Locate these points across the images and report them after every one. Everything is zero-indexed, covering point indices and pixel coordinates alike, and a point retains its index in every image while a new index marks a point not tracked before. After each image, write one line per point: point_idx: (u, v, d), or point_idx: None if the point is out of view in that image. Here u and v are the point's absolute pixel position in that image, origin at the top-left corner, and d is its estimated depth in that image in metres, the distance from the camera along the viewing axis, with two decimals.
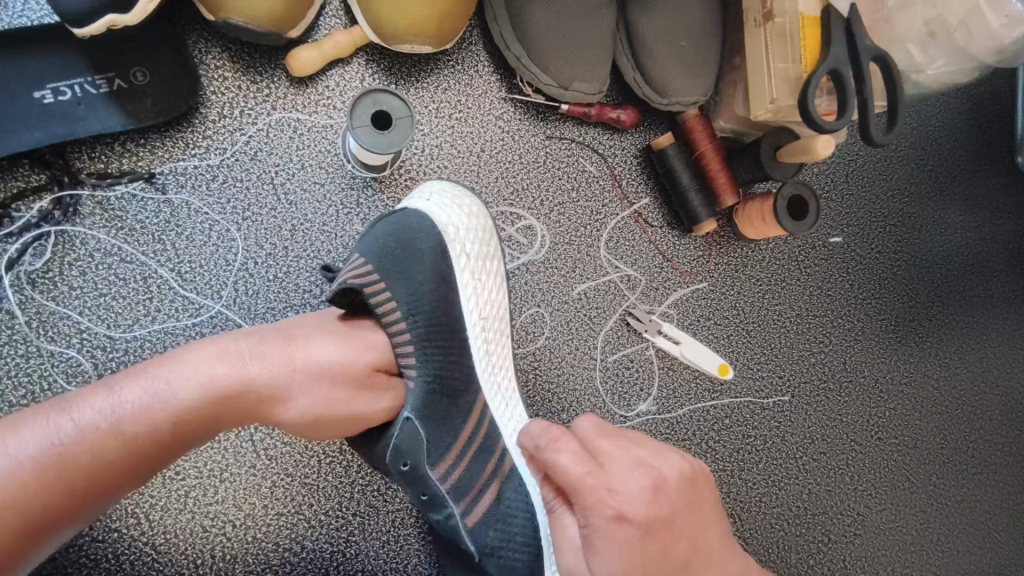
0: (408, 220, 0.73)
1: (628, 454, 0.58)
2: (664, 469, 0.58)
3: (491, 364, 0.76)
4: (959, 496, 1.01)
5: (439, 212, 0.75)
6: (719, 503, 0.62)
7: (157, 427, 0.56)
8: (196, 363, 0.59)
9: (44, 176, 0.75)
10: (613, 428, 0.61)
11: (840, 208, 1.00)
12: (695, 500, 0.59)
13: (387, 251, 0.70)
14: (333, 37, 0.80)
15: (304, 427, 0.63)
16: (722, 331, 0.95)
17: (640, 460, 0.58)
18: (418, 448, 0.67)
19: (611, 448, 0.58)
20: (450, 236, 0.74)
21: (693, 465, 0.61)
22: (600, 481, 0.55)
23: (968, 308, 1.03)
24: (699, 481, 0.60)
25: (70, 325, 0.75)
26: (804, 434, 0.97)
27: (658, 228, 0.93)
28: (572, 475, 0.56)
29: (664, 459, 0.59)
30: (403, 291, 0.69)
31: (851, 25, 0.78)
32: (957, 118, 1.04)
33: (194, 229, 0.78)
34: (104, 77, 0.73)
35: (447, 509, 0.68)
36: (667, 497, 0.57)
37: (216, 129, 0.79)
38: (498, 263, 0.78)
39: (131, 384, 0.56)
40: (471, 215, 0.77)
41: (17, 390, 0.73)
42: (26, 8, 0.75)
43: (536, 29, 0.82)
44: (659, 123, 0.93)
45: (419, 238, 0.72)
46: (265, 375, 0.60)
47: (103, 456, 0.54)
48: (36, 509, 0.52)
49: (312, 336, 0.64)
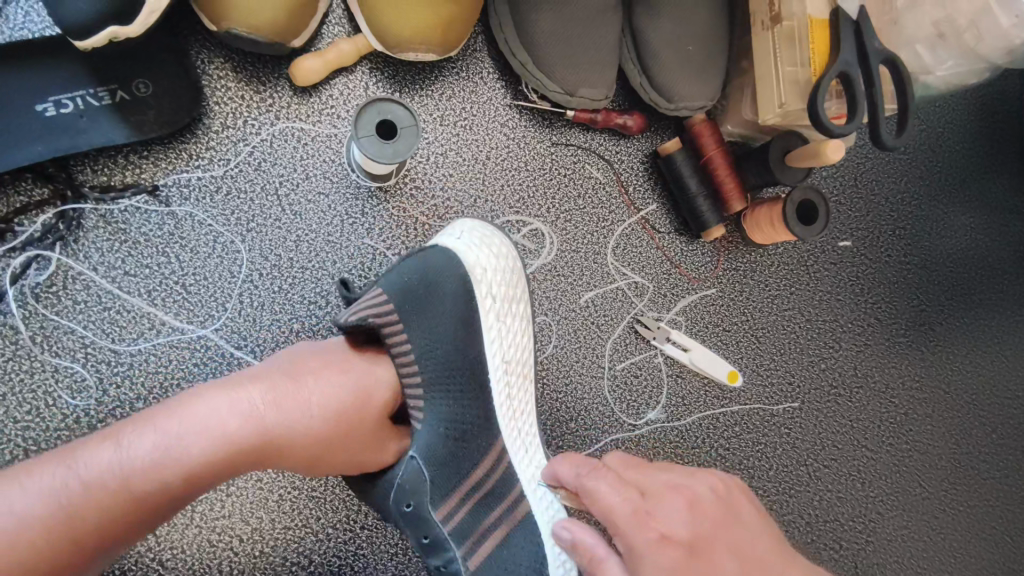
0: (434, 260, 0.72)
1: (662, 478, 0.60)
2: (700, 488, 0.60)
3: (514, 406, 0.75)
4: (971, 501, 1.00)
5: (466, 253, 0.73)
6: (769, 520, 0.62)
7: (165, 480, 0.56)
8: (201, 412, 0.58)
9: (47, 190, 0.74)
10: (645, 459, 0.64)
11: (849, 211, 0.99)
12: (738, 516, 0.59)
13: (412, 292, 0.70)
14: (336, 46, 0.79)
15: (313, 468, 0.65)
16: (731, 337, 0.94)
17: (670, 483, 0.60)
18: (422, 489, 0.67)
19: (645, 475, 0.61)
20: (477, 277, 0.73)
21: (731, 486, 0.62)
22: (637, 505, 0.57)
23: (978, 310, 1.02)
24: (738, 498, 0.61)
25: (74, 340, 0.74)
26: (814, 440, 0.96)
27: (666, 234, 0.92)
28: (607, 500, 0.58)
29: (698, 480, 0.61)
30: (425, 333, 0.70)
31: (862, 28, 0.77)
32: (966, 118, 1.02)
33: (198, 242, 0.78)
34: (106, 89, 0.73)
35: (449, 553, 0.67)
36: (703, 513, 0.57)
37: (219, 140, 0.78)
38: (523, 305, 0.77)
39: (139, 433, 0.56)
40: (496, 254, 0.75)
41: (21, 406, 0.72)
42: (27, 20, 0.74)
43: (541, 35, 0.81)
44: (665, 128, 0.93)
45: (444, 279, 0.72)
46: (277, 419, 0.61)
47: (114, 511, 0.54)
48: (46, 566, 0.52)
49: (320, 374, 0.65)
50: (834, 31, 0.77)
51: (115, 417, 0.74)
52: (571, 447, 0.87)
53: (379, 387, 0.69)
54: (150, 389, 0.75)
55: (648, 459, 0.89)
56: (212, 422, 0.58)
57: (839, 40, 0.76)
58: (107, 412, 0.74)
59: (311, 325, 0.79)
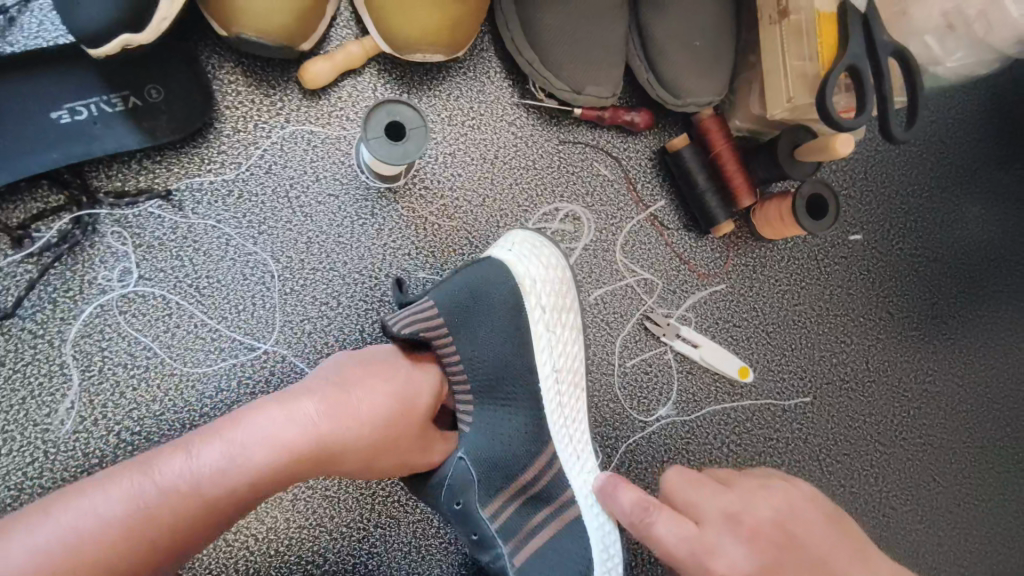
0: (488, 271, 0.73)
1: (720, 505, 0.63)
2: (756, 513, 0.62)
3: (563, 416, 0.75)
4: (985, 495, 0.99)
5: (517, 262, 0.75)
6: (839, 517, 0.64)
7: (233, 487, 0.58)
8: (264, 423, 0.60)
9: (63, 196, 0.75)
10: (702, 477, 0.66)
11: (859, 205, 0.98)
12: (803, 530, 0.61)
13: (462, 305, 0.71)
14: (345, 48, 0.80)
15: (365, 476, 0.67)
16: (741, 333, 0.94)
17: (728, 510, 0.62)
18: (470, 488, 0.71)
19: (702, 500, 0.64)
20: (528, 289, 0.74)
21: (794, 497, 0.64)
22: (699, 545, 0.61)
23: (992, 303, 1.02)
24: (801, 508, 0.63)
25: (91, 343, 0.75)
26: (826, 436, 0.95)
27: (674, 230, 0.92)
28: (667, 545, 0.63)
29: (759, 502, 0.63)
30: (474, 346, 0.72)
31: (870, 21, 0.77)
32: (979, 109, 1.02)
33: (211, 245, 0.78)
34: (119, 95, 0.74)
35: (496, 550, 0.71)
36: (764, 540, 0.60)
37: (230, 143, 0.79)
38: (574, 315, 0.77)
39: (210, 443, 0.58)
40: (546, 266, 0.75)
41: (41, 409, 0.73)
42: (40, 29, 0.75)
43: (548, 34, 0.82)
44: (673, 124, 0.93)
45: (495, 292, 0.73)
46: (335, 428, 0.63)
47: (188, 519, 0.56)
48: (128, 567, 0.54)
49: (371, 381, 0.67)
50: (842, 25, 0.76)
51: (132, 418, 0.75)
52: None
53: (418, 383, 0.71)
54: (166, 391, 0.76)
55: (659, 454, 0.90)
56: (276, 432, 0.60)
57: (846, 33, 0.76)
58: (125, 414, 0.75)
59: (323, 326, 0.80)
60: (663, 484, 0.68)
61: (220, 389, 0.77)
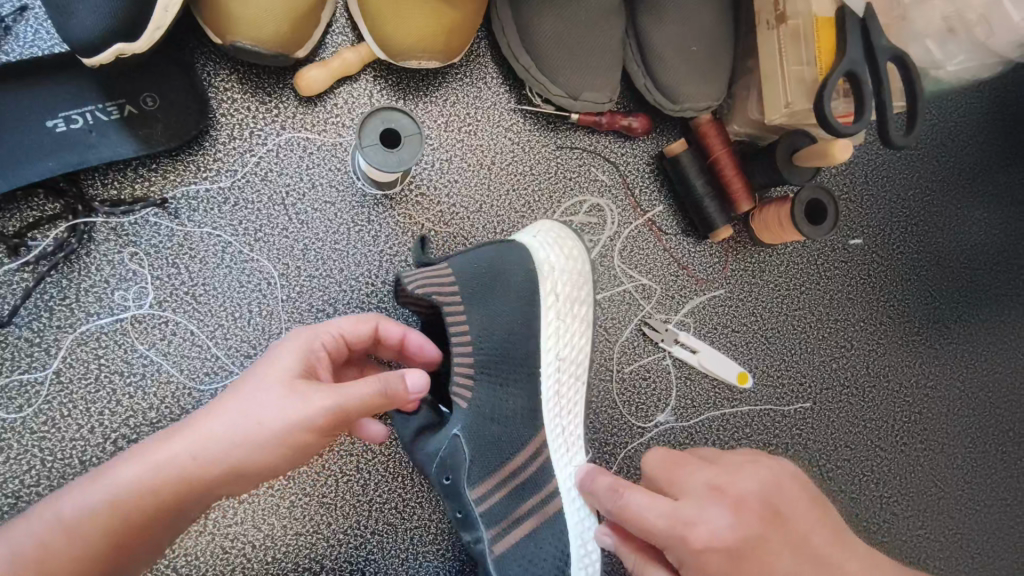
0: (508, 253, 0.75)
1: (697, 481, 0.64)
2: (740, 485, 0.64)
3: (560, 406, 0.75)
4: (987, 501, 0.99)
5: (537, 247, 0.76)
6: (812, 494, 0.66)
7: (93, 507, 0.57)
8: (140, 447, 0.60)
9: (59, 205, 0.75)
10: (683, 458, 0.67)
11: (860, 209, 0.98)
12: (786, 505, 0.63)
13: (477, 274, 0.72)
14: (340, 55, 0.79)
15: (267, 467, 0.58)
16: (740, 338, 0.93)
17: (711, 484, 0.64)
18: (461, 467, 0.70)
19: (684, 477, 0.65)
20: (545, 272, 0.75)
21: (770, 469, 0.66)
22: (679, 518, 0.61)
23: (994, 307, 1.01)
24: (785, 484, 0.65)
25: (86, 351, 0.75)
26: (825, 441, 0.95)
27: (673, 235, 0.92)
28: (644, 521, 0.62)
29: (737, 476, 0.65)
30: (485, 316, 0.72)
31: (868, 25, 0.76)
32: (980, 112, 1.01)
33: (207, 253, 0.79)
34: (115, 104, 0.74)
35: (477, 532, 0.71)
36: (749, 511, 0.62)
37: (226, 151, 0.79)
38: (587, 307, 0.77)
39: (91, 476, 0.59)
40: (567, 254, 0.76)
41: (37, 417, 0.73)
42: (37, 38, 0.75)
43: (545, 40, 0.82)
44: (671, 129, 0.92)
45: (511, 269, 0.74)
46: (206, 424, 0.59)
47: (55, 544, 0.56)
48: None
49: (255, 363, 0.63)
50: (840, 30, 0.76)
51: (127, 427, 0.75)
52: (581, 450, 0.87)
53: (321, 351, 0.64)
54: (162, 398, 0.76)
55: None
56: (143, 449, 0.59)
57: (844, 39, 0.75)
58: (120, 422, 0.75)
59: None
60: (642, 467, 0.68)
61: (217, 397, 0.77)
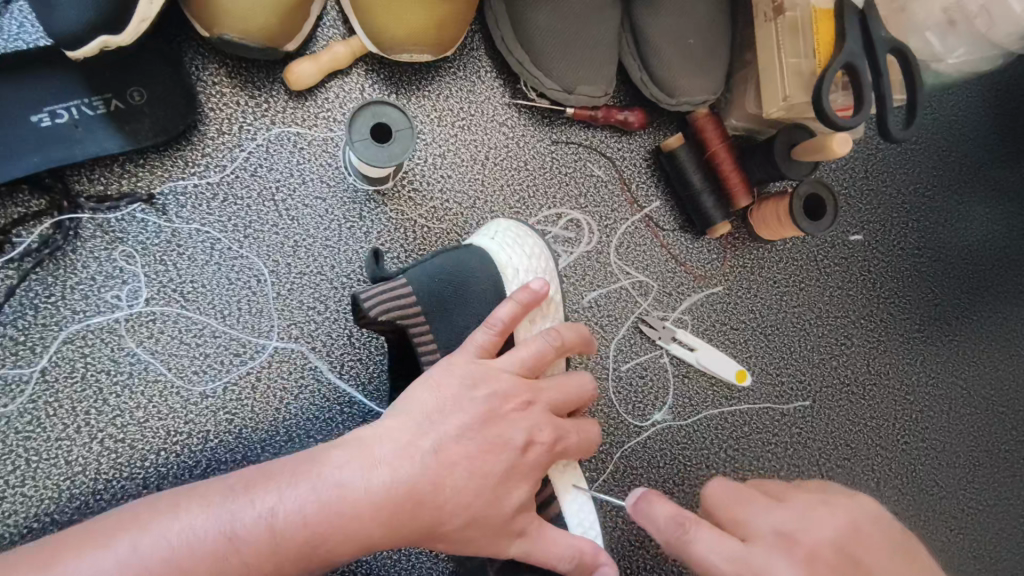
0: (468, 258, 0.73)
1: (764, 524, 0.59)
2: (814, 531, 0.58)
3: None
4: (991, 500, 0.97)
5: (498, 250, 0.75)
6: (893, 539, 0.59)
7: (223, 564, 0.54)
8: (267, 494, 0.56)
9: (44, 201, 0.74)
10: (750, 492, 0.62)
11: (859, 205, 0.97)
12: (863, 551, 0.57)
13: (440, 291, 0.71)
14: (330, 48, 0.78)
15: (463, 528, 0.60)
16: (739, 336, 0.92)
17: (781, 527, 0.58)
18: None
19: (752, 516, 0.60)
20: (508, 277, 0.74)
21: (845, 513, 0.60)
22: (745, 563, 0.56)
23: (997, 304, 0.99)
24: (863, 526, 0.59)
25: (72, 350, 0.74)
26: (826, 439, 0.94)
27: (670, 232, 0.91)
28: (708, 563, 0.57)
29: (810, 521, 0.59)
30: (452, 331, 0.71)
31: (868, 17, 0.75)
32: (980, 107, 1.00)
33: (196, 250, 0.77)
34: (101, 98, 0.73)
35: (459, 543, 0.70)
36: (823, 561, 0.56)
37: (215, 146, 0.78)
38: (556, 307, 0.76)
39: (204, 508, 0.55)
40: (530, 254, 0.76)
41: (23, 417, 0.72)
42: (21, 31, 0.74)
43: (538, 33, 0.80)
44: (668, 123, 0.91)
45: (474, 279, 0.72)
46: (398, 463, 0.58)
47: None
48: None
49: (446, 387, 0.62)
50: (838, 22, 0.74)
51: (115, 426, 0.74)
52: None
53: (510, 383, 0.64)
54: (150, 397, 0.75)
55: (654, 460, 0.88)
56: (276, 504, 0.56)
57: (841, 32, 0.74)
58: (107, 422, 0.74)
59: (311, 331, 0.79)
60: (705, 498, 0.63)
61: (207, 396, 0.76)
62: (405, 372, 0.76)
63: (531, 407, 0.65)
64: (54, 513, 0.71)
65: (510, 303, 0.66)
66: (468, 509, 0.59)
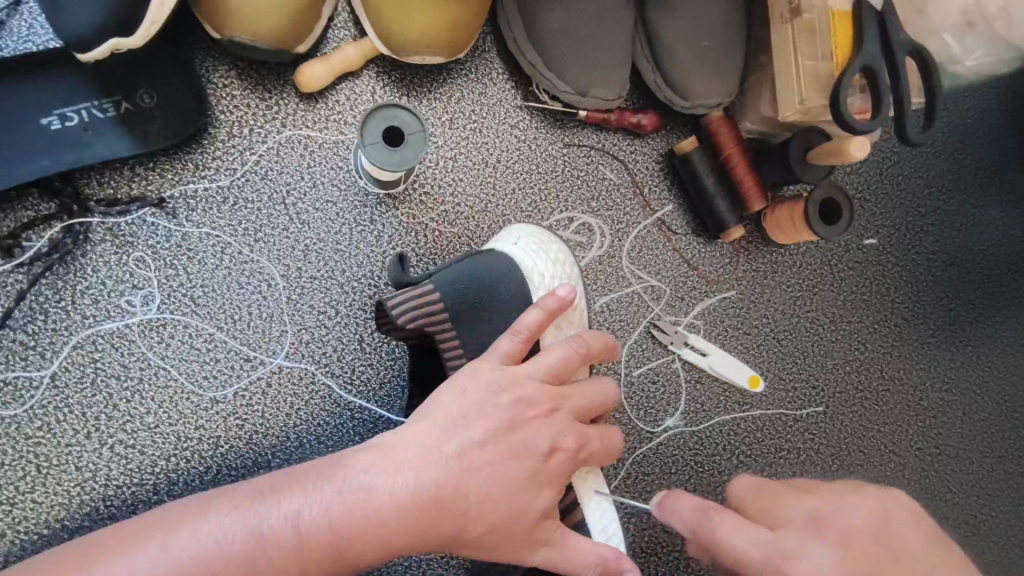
0: (494, 264, 0.72)
1: (794, 513, 0.58)
2: (846, 518, 0.57)
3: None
4: (1005, 507, 0.96)
5: (524, 255, 0.74)
6: (925, 527, 0.58)
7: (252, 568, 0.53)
8: (295, 497, 0.56)
9: (54, 204, 0.74)
10: (776, 483, 0.62)
11: (874, 208, 0.95)
12: (897, 537, 0.56)
13: (467, 296, 0.70)
14: (342, 50, 0.78)
15: (488, 534, 0.59)
16: (752, 341, 0.91)
17: (811, 514, 0.58)
18: None
19: (780, 505, 0.59)
20: (534, 282, 0.73)
21: (876, 498, 0.59)
22: (776, 550, 0.55)
23: (1012, 309, 0.98)
24: (895, 510, 0.58)
25: (82, 355, 0.73)
26: (840, 445, 0.93)
27: (682, 236, 0.90)
28: (737, 552, 0.56)
29: (841, 506, 0.58)
30: (477, 337, 0.71)
31: (886, 19, 0.73)
32: (997, 109, 0.99)
33: (206, 254, 0.77)
34: (111, 100, 0.72)
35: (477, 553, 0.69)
36: (857, 547, 0.55)
37: (225, 149, 0.77)
38: (581, 312, 0.75)
39: (232, 512, 0.55)
40: (554, 259, 0.75)
41: (33, 422, 0.72)
42: (30, 33, 0.74)
43: (551, 35, 0.79)
44: (681, 126, 0.90)
45: (501, 285, 0.71)
46: (421, 467, 0.58)
47: None
48: None
49: (470, 395, 0.61)
50: (857, 23, 0.73)
51: (125, 431, 0.73)
52: None
53: (534, 390, 0.63)
54: (160, 403, 0.74)
55: (666, 466, 0.87)
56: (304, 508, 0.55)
57: (859, 33, 0.73)
58: (118, 427, 0.73)
59: (321, 336, 0.78)
60: (730, 491, 0.63)
61: (217, 401, 0.75)
62: (416, 378, 0.75)
63: (555, 414, 0.64)
64: (63, 519, 0.71)
65: (535, 310, 0.65)
66: (493, 514, 0.59)
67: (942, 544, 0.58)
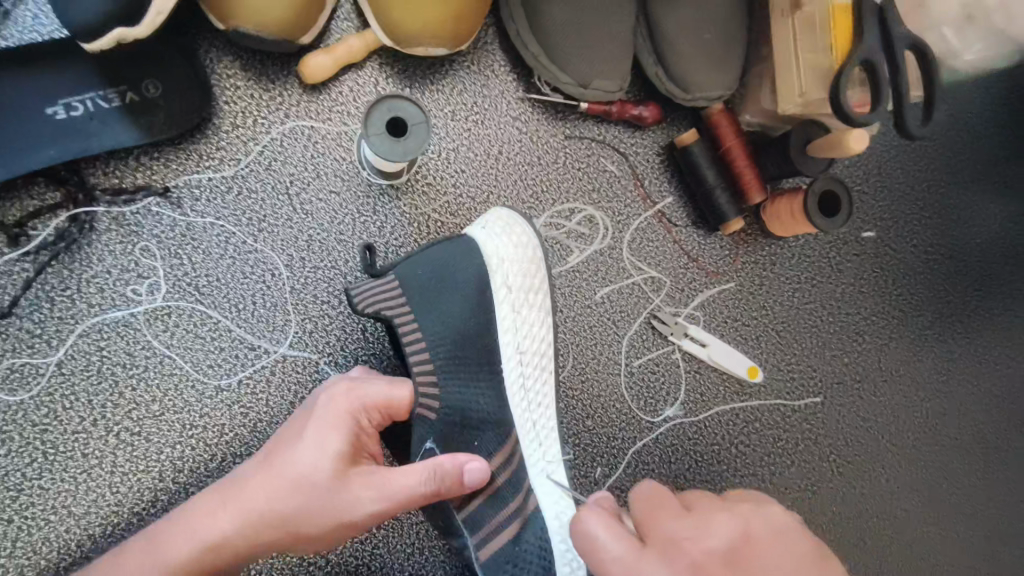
0: (452, 249, 0.74)
1: (664, 530, 0.55)
2: (711, 540, 0.53)
3: (528, 400, 0.75)
4: (999, 498, 0.98)
5: (488, 242, 0.75)
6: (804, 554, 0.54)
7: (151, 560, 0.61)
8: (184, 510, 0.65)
9: (60, 194, 0.74)
10: (667, 496, 0.59)
11: (873, 201, 0.96)
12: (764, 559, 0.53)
13: (424, 283, 0.71)
14: (344, 41, 0.78)
15: (318, 503, 0.62)
16: (750, 332, 0.92)
17: (677, 532, 0.54)
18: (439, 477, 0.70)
19: (658, 519, 0.56)
20: (493, 267, 0.74)
21: (755, 523, 0.55)
22: (627, 566, 0.53)
23: (1007, 301, 0.99)
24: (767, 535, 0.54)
25: (88, 343, 0.74)
26: (836, 436, 0.94)
27: (682, 228, 0.90)
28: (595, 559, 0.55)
29: (711, 529, 0.54)
30: (437, 321, 0.72)
31: (887, 13, 0.74)
32: (995, 103, 0.99)
33: (210, 243, 0.77)
34: (116, 90, 0.73)
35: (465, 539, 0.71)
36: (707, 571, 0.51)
37: (229, 139, 0.78)
38: (543, 296, 0.76)
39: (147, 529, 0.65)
40: (517, 243, 0.75)
41: (38, 410, 0.72)
42: (36, 23, 0.74)
43: (554, 27, 0.80)
44: (682, 118, 0.90)
45: (459, 270, 0.73)
46: (264, 457, 0.65)
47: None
48: None
49: (314, 396, 0.70)
50: (858, 17, 0.74)
51: (130, 419, 0.74)
52: (587, 444, 0.86)
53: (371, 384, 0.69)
54: (165, 391, 0.75)
55: (665, 455, 0.88)
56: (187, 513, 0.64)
57: (860, 27, 0.73)
58: (123, 415, 0.74)
59: (325, 325, 0.79)
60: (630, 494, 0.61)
61: (221, 389, 0.76)
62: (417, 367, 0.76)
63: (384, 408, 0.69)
64: (70, 506, 0.72)
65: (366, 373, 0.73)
66: (314, 489, 0.62)
67: (817, 561, 0.53)
